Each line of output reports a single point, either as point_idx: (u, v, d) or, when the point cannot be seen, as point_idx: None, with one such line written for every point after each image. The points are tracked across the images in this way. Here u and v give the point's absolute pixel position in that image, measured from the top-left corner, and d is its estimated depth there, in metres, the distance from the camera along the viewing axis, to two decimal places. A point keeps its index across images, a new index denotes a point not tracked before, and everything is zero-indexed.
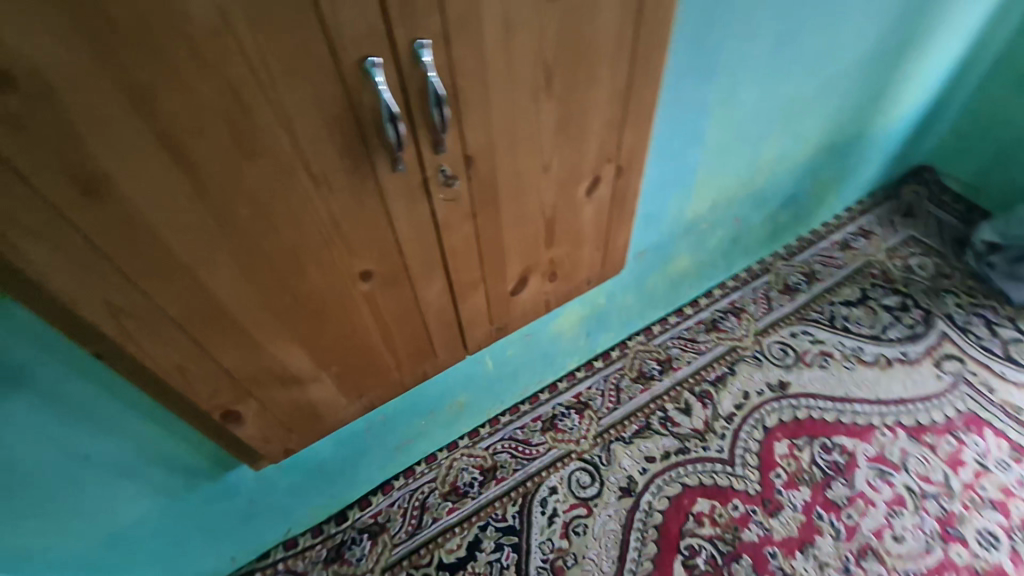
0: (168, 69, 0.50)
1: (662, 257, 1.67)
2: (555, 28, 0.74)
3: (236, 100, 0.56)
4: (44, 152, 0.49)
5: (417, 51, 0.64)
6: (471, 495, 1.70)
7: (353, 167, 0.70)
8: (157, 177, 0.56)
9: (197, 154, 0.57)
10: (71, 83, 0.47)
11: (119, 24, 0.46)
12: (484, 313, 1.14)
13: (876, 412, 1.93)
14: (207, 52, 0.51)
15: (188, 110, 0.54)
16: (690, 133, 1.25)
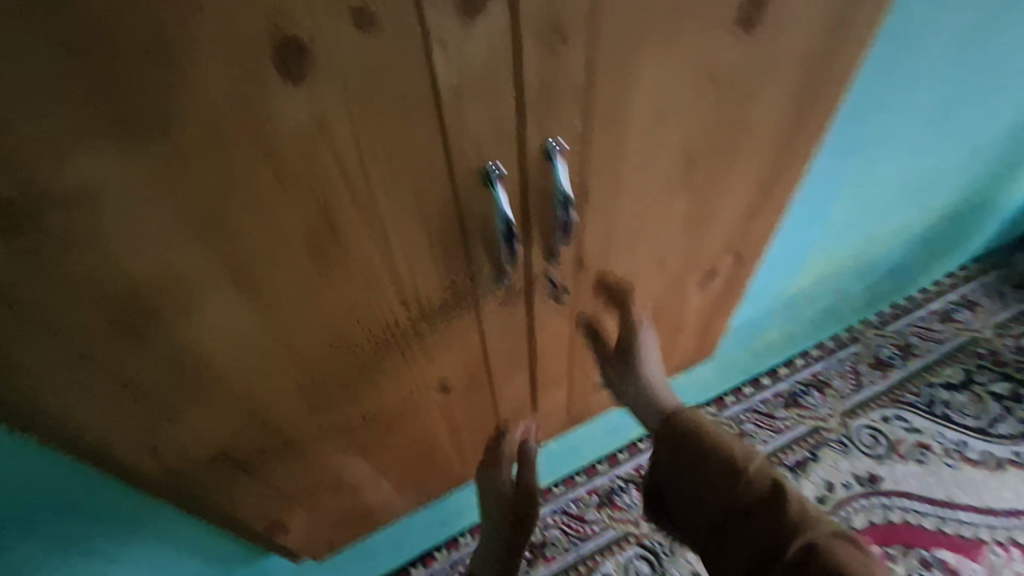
0: (244, 192, 0.39)
1: (753, 334, 1.48)
2: (711, 118, 0.58)
3: (324, 222, 0.44)
4: (85, 292, 0.40)
5: (548, 152, 0.49)
6: None
7: (450, 278, 0.57)
8: (218, 307, 0.46)
9: (269, 280, 0.46)
10: (123, 214, 0.37)
11: (186, 143, 0.35)
12: (563, 406, 0.99)
13: (985, 523, 1.71)
14: (292, 168, 0.39)
15: (264, 235, 0.43)
16: (815, 211, 1.07)
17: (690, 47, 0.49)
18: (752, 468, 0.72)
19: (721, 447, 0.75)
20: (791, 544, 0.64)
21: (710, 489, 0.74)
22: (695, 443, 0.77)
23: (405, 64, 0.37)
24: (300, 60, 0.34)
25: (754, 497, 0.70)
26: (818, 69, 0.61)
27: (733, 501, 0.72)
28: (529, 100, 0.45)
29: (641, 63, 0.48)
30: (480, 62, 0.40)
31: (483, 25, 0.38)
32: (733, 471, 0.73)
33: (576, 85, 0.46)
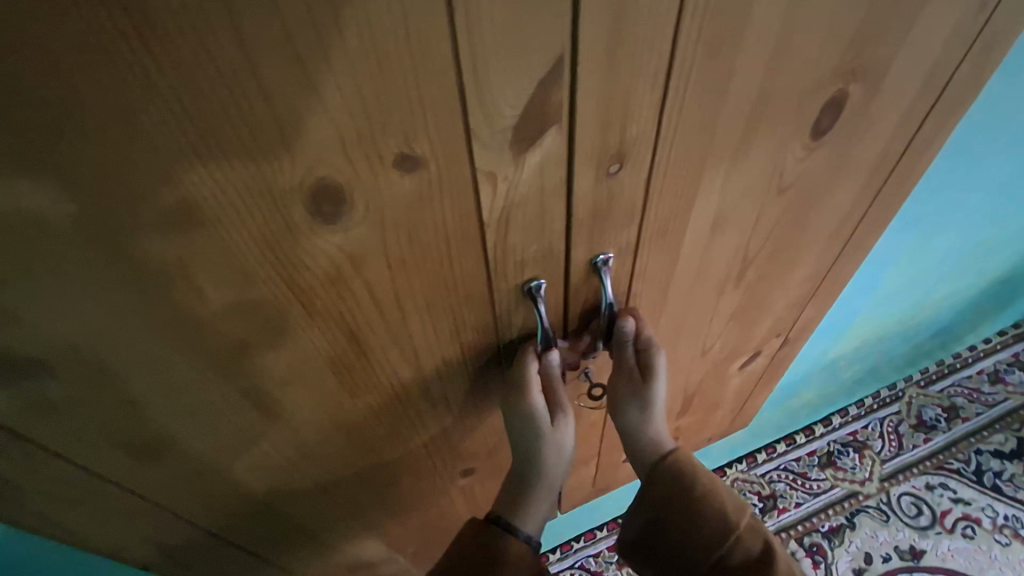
0: (267, 326, 0.37)
1: (792, 397, 1.39)
2: (771, 221, 0.54)
3: (352, 345, 0.41)
4: (95, 425, 0.37)
5: (596, 267, 0.46)
6: None
7: (482, 380, 0.53)
8: (235, 425, 0.43)
9: (291, 399, 0.44)
10: (139, 354, 0.35)
11: (204, 290, 0.33)
12: (589, 480, 0.94)
13: None
14: (320, 301, 0.37)
15: (287, 359, 0.40)
16: (867, 282, 1.00)
17: (758, 160, 0.45)
18: (742, 534, 0.55)
19: (710, 511, 0.55)
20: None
21: (694, 561, 0.56)
22: (679, 505, 0.56)
23: (451, 198, 0.34)
24: (338, 204, 0.31)
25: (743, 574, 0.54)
26: (892, 169, 0.56)
27: (713, 562, 0.55)
28: (580, 220, 0.41)
29: (703, 178, 0.44)
30: (530, 190, 0.37)
31: (538, 157, 0.35)
32: (727, 547, 0.55)
33: (632, 203, 0.42)
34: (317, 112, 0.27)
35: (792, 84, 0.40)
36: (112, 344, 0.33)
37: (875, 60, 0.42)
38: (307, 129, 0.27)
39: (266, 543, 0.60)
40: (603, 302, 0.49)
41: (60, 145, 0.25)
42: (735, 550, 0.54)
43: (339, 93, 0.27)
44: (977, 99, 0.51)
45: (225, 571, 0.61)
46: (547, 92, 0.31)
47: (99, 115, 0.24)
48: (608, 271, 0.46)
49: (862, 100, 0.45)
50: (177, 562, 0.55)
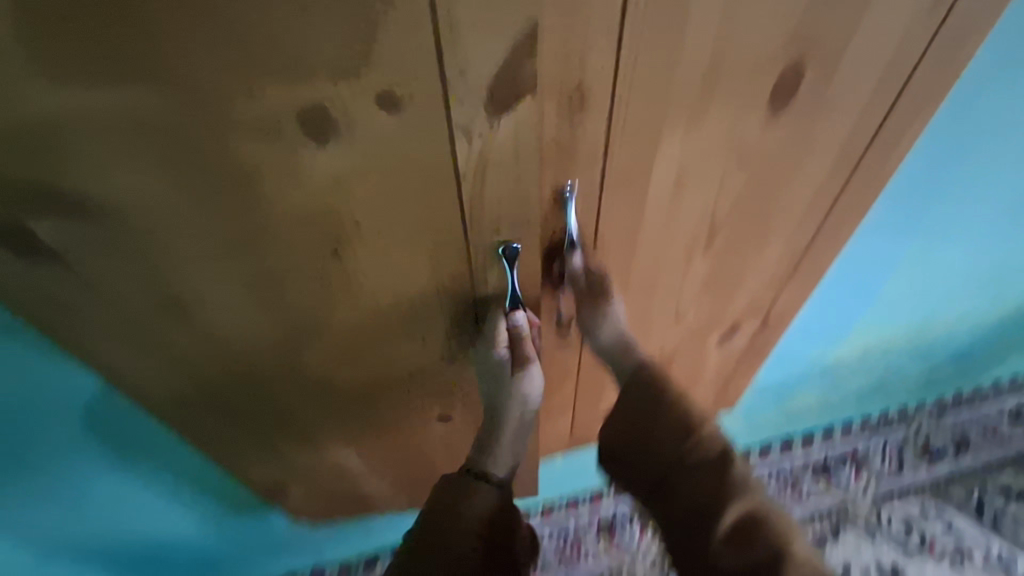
0: (273, 221, 0.46)
1: (786, 395, 1.39)
2: (737, 188, 0.59)
3: (342, 253, 0.50)
4: (137, 277, 0.48)
5: (562, 199, 0.53)
6: None
7: (458, 329, 0.62)
8: (241, 304, 0.53)
9: (287, 292, 0.52)
10: (171, 222, 0.44)
11: (218, 181, 0.42)
12: (565, 430, 1.02)
13: None
14: (317, 209, 0.45)
15: (286, 255, 0.49)
16: (864, 282, 1.02)
17: (717, 122, 0.51)
18: (704, 437, 0.61)
19: (678, 416, 0.62)
20: (722, 506, 0.57)
21: (659, 459, 0.62)
22: (653, 407, 0.62)
23: (427, 135, 0.41)
24: (333, 128, 0.39)
25: (699, 469, 0.60)
26: (863, 154, 0.60)
27: (675, 459, 0.61)
28: (545, 152, 0.48)
29: (664, 132, 0.50)
30: (507, 147, 0.43)
31: (512, 117, 0.41)
32: (689, 445, 0.60)
33: (595, 145, 0.49)
34: (319, 41, 0.34)
35: (745, 52, 0.45)
36: (148, 214, 0.43)
37: (828, 41, 0.47)
38: (312, 56, 0.35)
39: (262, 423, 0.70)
40: (568, 234, 0.56)
41: (128, 54, 0.34)
42: (696, 447, 0.60)
43: (334, 31, 0.34)
44: (949, 93, 0.54)
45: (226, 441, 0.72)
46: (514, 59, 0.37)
47: (163, 31, 0.33)
48: (572, 205, 0.53)
49: (818, 78, 0.50)
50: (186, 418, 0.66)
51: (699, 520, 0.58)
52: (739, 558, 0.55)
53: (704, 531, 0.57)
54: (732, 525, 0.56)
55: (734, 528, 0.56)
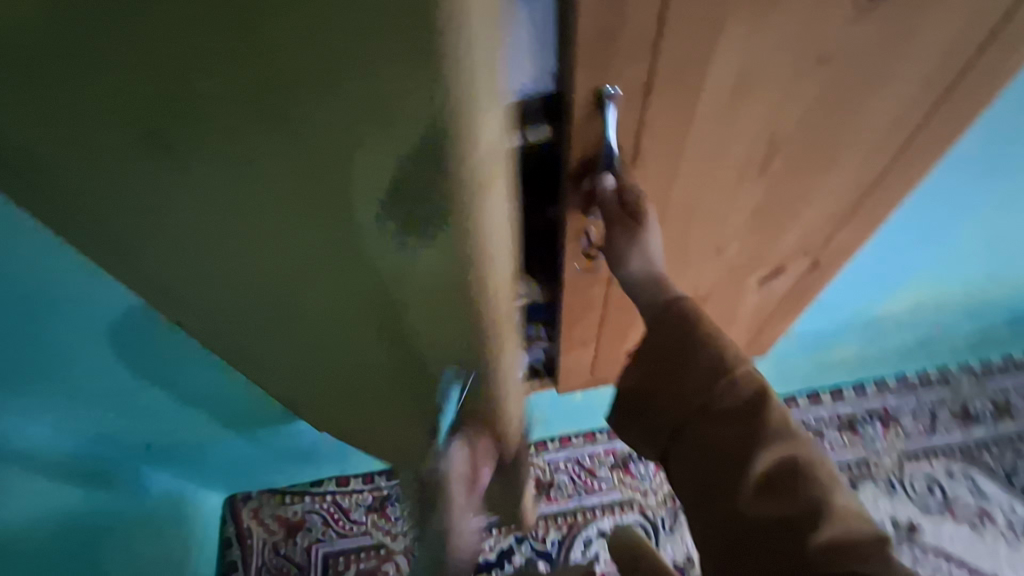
0: (148, 230, 0.34)
1: (823, 345, 1.32)
2: (808, 99, 0.50)
3: (252, 273, 0.38)
4: None
5: (600, 103, 0.46)
6: None
7: (389, 360, 0.49)
8: (153, 293, 0.44)
9: (196, 296, 0.42)
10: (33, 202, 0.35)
11: (81, 189, 0.32)
12: (587, 364, 0.99)
13: None
14: (209, 229, 0.34)
15: (181, 264, 0.38)
16: (932, 228, 0.93)
17: (794, 15, 0.42)
18: (736, 385, 0.53)
19: (704, 361, 0.54)
20: (755, 455, 0.50)
21: (683, 410, 0.55)
22: (681, 353, 0.55)
23: (349, 194, 0.31)
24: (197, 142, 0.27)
25: (728, 417, 0.52)
26: (965, 67, 0.50)
27: (701, 407, 0.54)
28: (584, 42, 0.41)
29: (730, 18, 0.42)
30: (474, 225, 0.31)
31: (490, 211, 0.31)
32: (720, 393, 0.53)
33: (643, 34, 0.42)
34: (212, 57, 0.23)
35: None
36: (20, 198, 0.34)
37: None
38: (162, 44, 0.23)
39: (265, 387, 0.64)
40: (605, 146, 0.50)
41: None
42: (727, 395, 0.53)
43: (267, 57, 0.23)
44: None
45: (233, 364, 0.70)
46: (471, 120, 0.26)
47: None
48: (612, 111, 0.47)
49: None
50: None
51: (728, 476, 0.51)
52: (774, 514, 0.49)
53: (736, 486, 0.51)
54: (764, 477, 0.50)
55: (767, 479, 0.50)
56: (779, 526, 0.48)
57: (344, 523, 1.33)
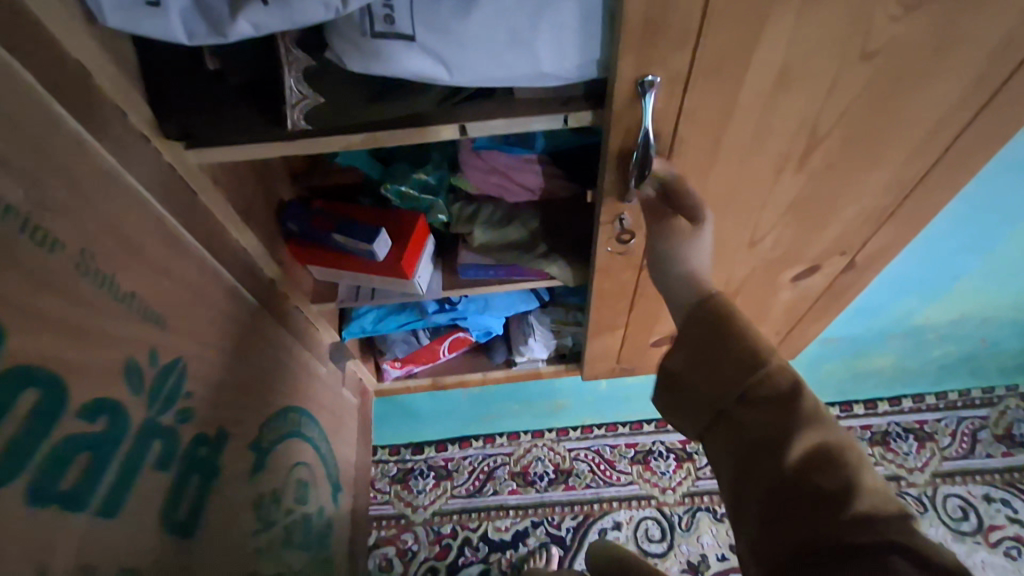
0: None
1: (858, 352, 1.29)
2: (851, 93, 0.51)
3: None
4: None
5: (642, 91, 0.48)
6: (536, 488, 1.38)
7: None
8: None
9: None
10: None
11: None
12: (614, 352, 1.00)
13: None
14: None
15: None
16: (980, 236, 0.91)
17: (838, 9, 0.43)
18: (777, 376, 0.47)
19: (741, 348, 0.49)
20: (793, 449, 0.44)
21: (719, 397, 0.49)
22: (718, 340, 0.50)
23: None
24: None
25: (767, 407, 0.46)
26: (1016, 68, 0.50)
27: (735, 399, 0.48)
28: (629, 28, 0.43)
29: (774, 8, 0.43)
30: None
31: None
32: (757, 380, 0.47)
33: (688, 22, 0.43)
34: None
35: None
36: None
37: None
38: None
39: (123, 503, 0.46)
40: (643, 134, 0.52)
41: None
42: (766, 384, 0.47)
43: None
44: None
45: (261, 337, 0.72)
46: None
47: None
48: (653, 99, 0.49)
49: None
50: (92, 412, 0.43)
51: (763, 469, 0.45)
52: (810, 514, 0.42)
53: (771, 481, 0.45)
54: (803, 474, 0.44)
55: (805, 475, 0.44)
56: (815, 527, 0.42)
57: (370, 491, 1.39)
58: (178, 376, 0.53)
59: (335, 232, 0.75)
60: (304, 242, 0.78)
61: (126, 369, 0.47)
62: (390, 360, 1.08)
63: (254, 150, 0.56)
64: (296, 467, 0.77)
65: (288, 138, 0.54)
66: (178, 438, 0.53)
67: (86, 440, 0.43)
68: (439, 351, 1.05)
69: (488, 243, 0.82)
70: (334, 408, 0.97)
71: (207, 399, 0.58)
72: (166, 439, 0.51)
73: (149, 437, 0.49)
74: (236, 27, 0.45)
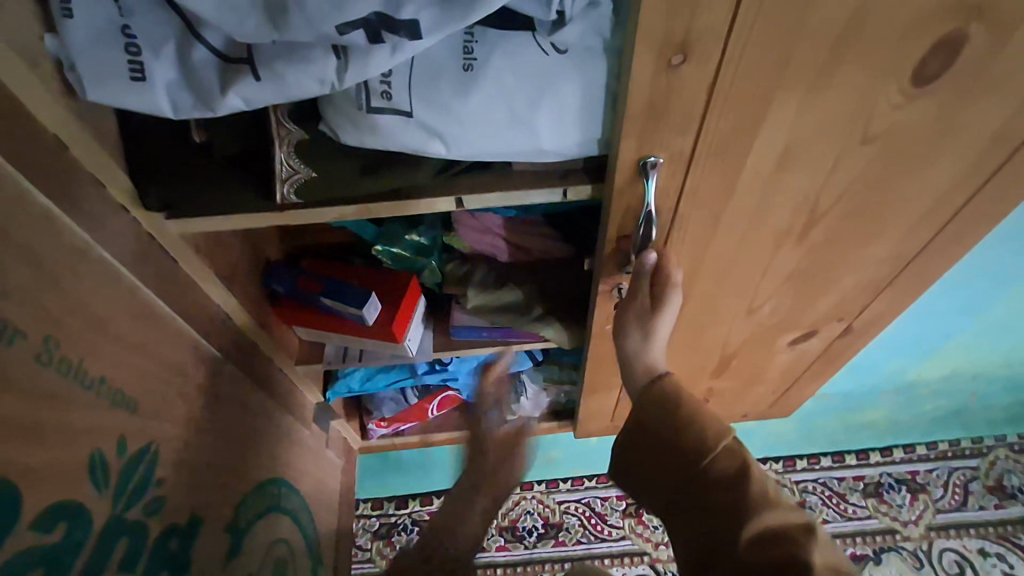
0: None
1: (851, 407, 1.28)
2: (850, 174, 0.51)
3: None
4: None
5: (644, 171, 0.48)
6: (524, 544, 1.32)
7: None
8: None
9: None
10: None
11: None
12: (609, 410, 0.98)
13: None
14: None
15: None
16: (973, 300, 0.92)
17: (840, 97, 0.43)
18: (726, 457, 0.49)
19: (683, 431, 0.51)
20: (747, 527, 0.44)
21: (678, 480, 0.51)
22: (664, 425, 0.52)
23: None
24: None
25: (721, 490, 0.47)
26: (1015, 149, 0.50)
27: (689, 479, 0.50)
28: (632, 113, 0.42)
29: (776, 98, 0.43)
30: None
31: None
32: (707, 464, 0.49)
33: (691, 108, 0.43)
34: None
35: (892, 7, 0.38)
36: None
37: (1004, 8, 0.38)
38: None
39: None
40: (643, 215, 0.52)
41: None
42: (718, 465, 0.48)
43: None
44: None
45: (240, 405, 0.69)
46: None
47: None
48: (654, 179, 0.48)
49: (981, 50, 0.41)
50: (47, 522, 0.40)
51: (726, 555, 0.45)
52: None
53: (735, 562, 0.44)
54: (760, 555, 0.42)
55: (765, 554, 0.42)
56: None
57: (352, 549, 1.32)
58: (147, 465, 0.51)
59: (324, 295, 0.72)
60: (290, 304, 0.75)
61: (90, 465, 0.44)
62: (377, 420, 1.04)
63: (241, 220, 0.54)
64: (274, 544, 0.73)
65: (279, 210, 0.53)
66: (144, 534, 0.50)
67: (42, 553, 0.40)
68: (428, 408, 1.01)
69: (480, 306, 0.79)
70: (318, 471, 0.92)
71: (178, 482, 0.55)
72: (132, 538, 0.48)
73: (114, 536, 0.46)
74: (226, 102, 0.43)
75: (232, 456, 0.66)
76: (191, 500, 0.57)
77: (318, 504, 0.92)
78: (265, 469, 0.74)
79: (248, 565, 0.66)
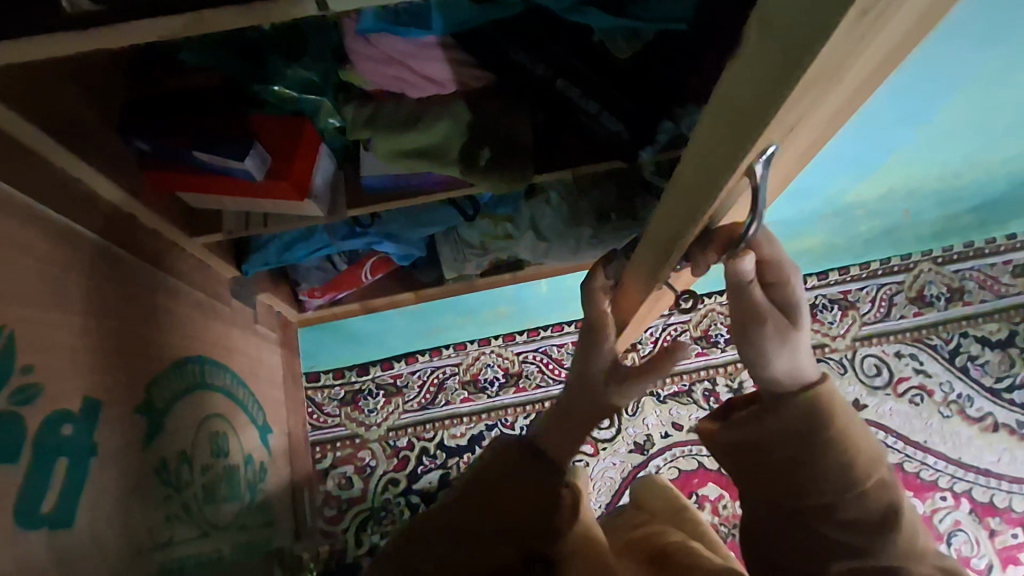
0: None
1: (789, 235, 1.28)
2: None
3: None
4: None
5: (754, 162, 0.35)
6: (487, 395, 1.35)
7: None
8: None
9: None
10: None
11: None
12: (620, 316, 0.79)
13: (983, 484, 1.31)
14: None
15: None
16: (918, 104, 0.86)
17: None
18: (808, 398, 0.45)
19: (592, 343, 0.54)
20: (790, 404, 0.45)
21: (747, 426, 0.47)
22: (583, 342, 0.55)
23: None
24: None
25: (793, 443, 0.46)
26: None
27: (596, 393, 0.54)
28: (760, 85, 0.30)
29: None
30: None
31: None
32: (783, 407, 0.46)
33: None
34: None
35: None
36: None
37: None
38: None
39: None
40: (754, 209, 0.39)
41: None
42: (797, 408, 0.45)
43: None
44: None
45: (136, 290, 0.64)
46: None
47: None
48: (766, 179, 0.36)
49: None
50: None
51: (772, 443, 0.46)
52: (801, 442, 0.45)
53: (782, 434, 0.46)
54: (789, 417, 0.45)
55: (810, 415, 0.45)
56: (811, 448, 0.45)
57: (321, 416, 1.35)
58: (4, 353, 0.44)
59: (196, 150, 0.61)
60: (166, 166, 0.64)
61: None
62: (309, 291, 1.00)
63: (43, 48, 0.42)
64: (207, 421, 0.71)
65: (78, 29, 0.41)
66: (24, 421, 0.45)
67: None
68: (362, 275, 0.96)
69: (393, 151, 0.70)
70: (249, 348, 0.89)
71: (57, 365, 0.49)
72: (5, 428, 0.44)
73: None
74: None
75: (129, 339, 0.60)
76: (81, 385, 0.52)
77: (257, 378, 0.89)
78: (177, 348, 0.69)
79: (177, 442, 0.64)
